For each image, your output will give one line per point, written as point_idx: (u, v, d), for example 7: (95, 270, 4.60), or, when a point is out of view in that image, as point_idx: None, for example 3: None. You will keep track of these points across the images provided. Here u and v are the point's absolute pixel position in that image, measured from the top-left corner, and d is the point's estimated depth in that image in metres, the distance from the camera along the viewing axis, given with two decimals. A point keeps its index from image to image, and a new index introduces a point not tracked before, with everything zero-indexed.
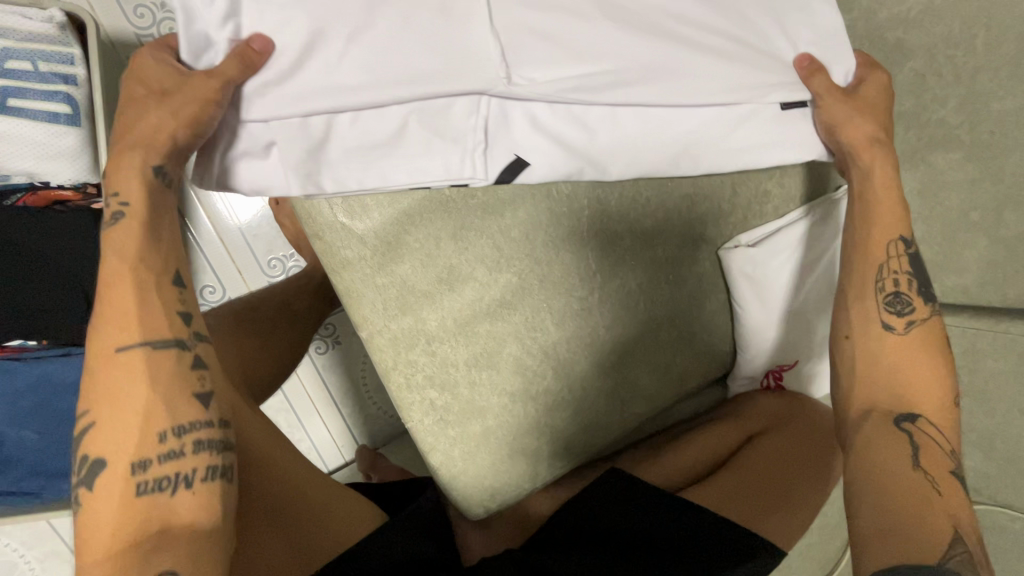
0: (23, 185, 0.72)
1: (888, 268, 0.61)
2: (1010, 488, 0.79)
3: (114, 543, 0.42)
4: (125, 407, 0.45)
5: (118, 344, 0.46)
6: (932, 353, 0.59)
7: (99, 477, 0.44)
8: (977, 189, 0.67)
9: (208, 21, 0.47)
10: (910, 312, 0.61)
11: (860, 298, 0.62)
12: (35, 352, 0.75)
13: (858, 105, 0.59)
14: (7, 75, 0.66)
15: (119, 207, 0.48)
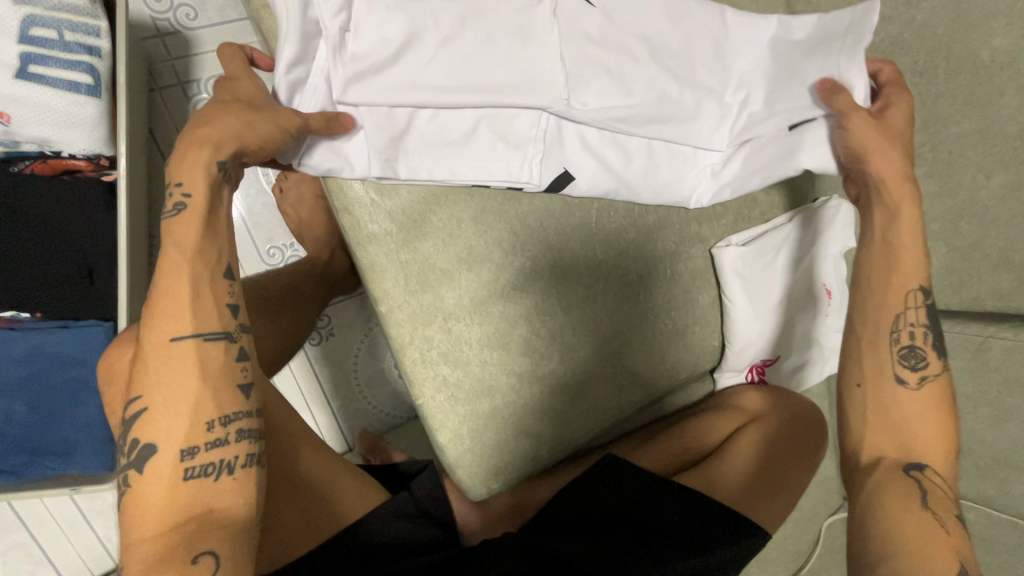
0: (33, 153, 0.72)
1: (905, 320, 0.65)
2: (966, 479, 0.87)
3: (163, 520, 0.48)
4: (177, 396, 0.50)
5: (172, 336, 0.50)
6: (937, 403, 0.63)
7: (149, 460, 0.49)
8: (937, 202, 0.76)
9: (324, 12, 0.54)
10: (923, 368, 0.64)
11: (875, 352, 0.65)
12: (31, 322, 0.72)
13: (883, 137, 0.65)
14: (32, 42, 0.66)
15: (180, 198, 0.51)
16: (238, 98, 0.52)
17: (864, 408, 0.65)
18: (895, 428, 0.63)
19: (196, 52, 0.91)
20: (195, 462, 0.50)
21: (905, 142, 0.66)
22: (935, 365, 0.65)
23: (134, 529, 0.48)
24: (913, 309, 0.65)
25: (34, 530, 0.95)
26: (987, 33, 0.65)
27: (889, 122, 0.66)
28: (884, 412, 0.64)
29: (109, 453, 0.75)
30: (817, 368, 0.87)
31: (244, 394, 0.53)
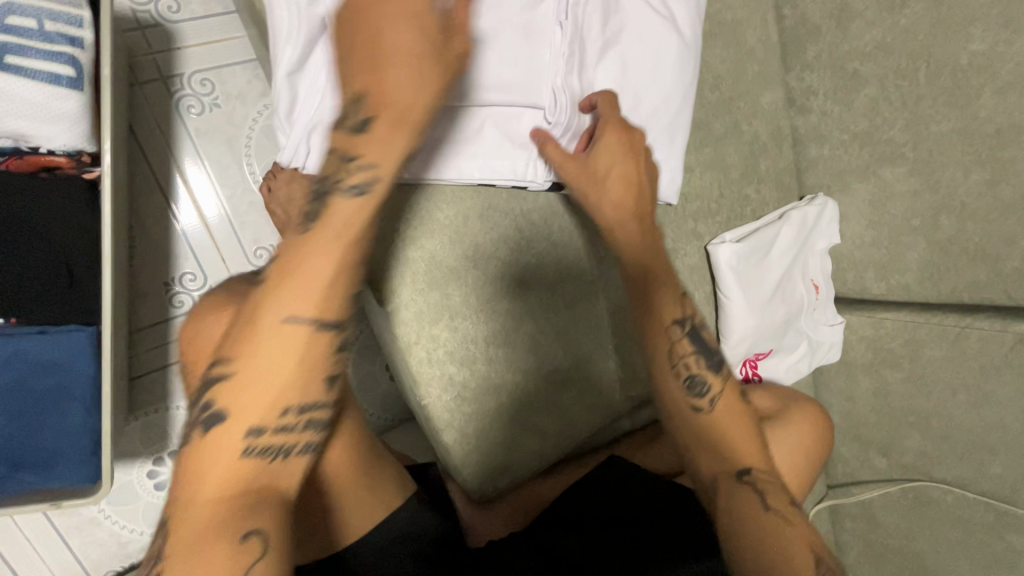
0: (9, 148, 0.68)
1: (677, 354, 0.66)
2: (945, 464, 0.91)
3: (220, 493, 0.44)
4: (269, 374, 0.45)
5: (287, 316, 0.45)
6: (733, 415, 0.65)
7: (219, 425, 0.45)
8: (919, 199, 0.79)
9: None
10: (706, 390, 0.65)
11: (664, 385, 0.66)
12: (7, 328, 0.69)
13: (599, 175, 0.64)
14: (9, 32, 0.63)
15: (361, 180, 0.46)
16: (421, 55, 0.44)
17: (684, 435, 0.65)
18: (715, 454, 0.64)
19: (178, 46, 0.88)
20: (266, 445, 0.46)
21: (626, 175, 0.65)
22: (718, 383, 0.66)
23: (189, 494, 0.44)
24: (676, 338, 0.67)
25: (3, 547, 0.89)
26: (966, 39, 0.69)
27: (598, 169, 0.64)
28: (705, 440, 0.64)
29: (94, 462, 0.72)
30: (806, 361, 0.91)
31: (329, 386, 0.48)
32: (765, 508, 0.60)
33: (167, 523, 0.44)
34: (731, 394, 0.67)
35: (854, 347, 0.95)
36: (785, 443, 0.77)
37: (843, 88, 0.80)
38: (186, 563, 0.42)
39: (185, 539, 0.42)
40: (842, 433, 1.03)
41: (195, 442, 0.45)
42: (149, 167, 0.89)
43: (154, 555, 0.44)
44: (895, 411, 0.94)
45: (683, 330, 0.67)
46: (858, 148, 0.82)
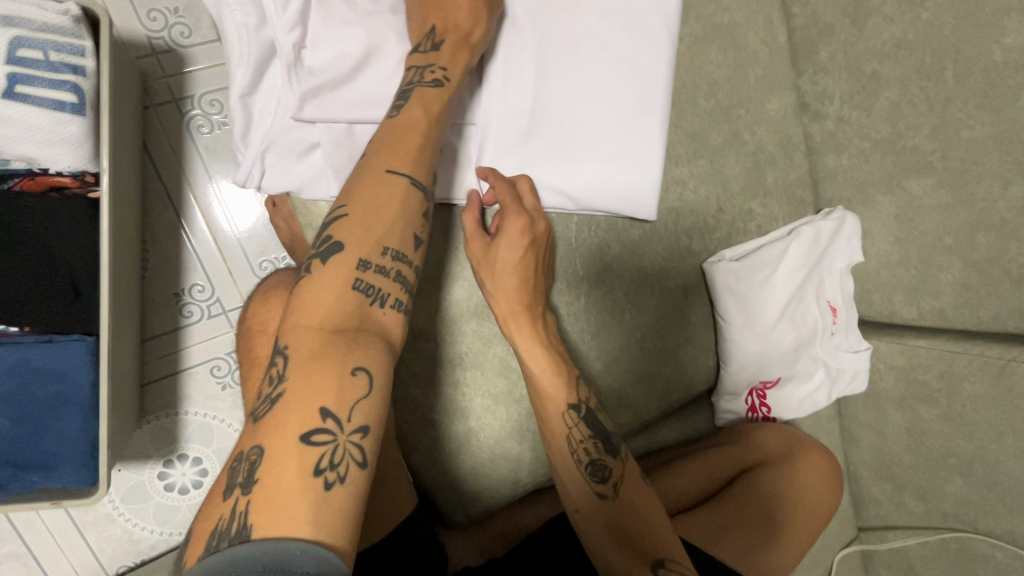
0: (22, 170, 0.73)
1: (575, 439, 0.63)
2: (992, 515, 0.79)
3: (326, 322, 0.49)
4: (379, 213, 0.53)
5: (389, 167, 0.54)
6: (637, 499, 0.62)
7: (334, 256, 0.51)
8: (951, 215, 0.70)
9: (278, 28, 0.57)
10: (606, 474, 0.62)
11: (568, 472, 0.63)
12: (17, 337, 0.73)
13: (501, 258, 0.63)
14: (17, 63, 0.68)
15: (442, 74, 0.57)
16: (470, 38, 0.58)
17: (592, 532, 0.62)
18: (630, 542, 0.60)
19: (188, 69, 0.93)
20: (368, 282, 0.51)
21: (524, 274, 0.64)
22: (619, 467, 0.63)
23: (295, 317, 0.49)
24: (573, 425, 0.63)
25: (29, 540, 0.96)
26: (1000, 32, 0.60)
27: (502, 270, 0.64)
28: (616, 530, 0.61)
29: (92, 466, 0.76)
30: (826, 390, 0.82)
31: (414, 245, 0.55)
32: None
33: (281, 352, 0.48)
34: (631, 476, 0.63)
35: (883, 377, 0.86)
36: (771, 484, 0.77)
37: (861, 92, 0.72)
38: (299, 398, 0.45)
39: (299, 359, 0.47)
40: (873, 471, 0.93)
41: (304, 280, 0.51)
42: (164, 185, 0.94)
43: (269, 386, 0.47)
44: (932, 451, 0.83)
45: (578, 415, 0.64)
46: (881, 157, 0.74)
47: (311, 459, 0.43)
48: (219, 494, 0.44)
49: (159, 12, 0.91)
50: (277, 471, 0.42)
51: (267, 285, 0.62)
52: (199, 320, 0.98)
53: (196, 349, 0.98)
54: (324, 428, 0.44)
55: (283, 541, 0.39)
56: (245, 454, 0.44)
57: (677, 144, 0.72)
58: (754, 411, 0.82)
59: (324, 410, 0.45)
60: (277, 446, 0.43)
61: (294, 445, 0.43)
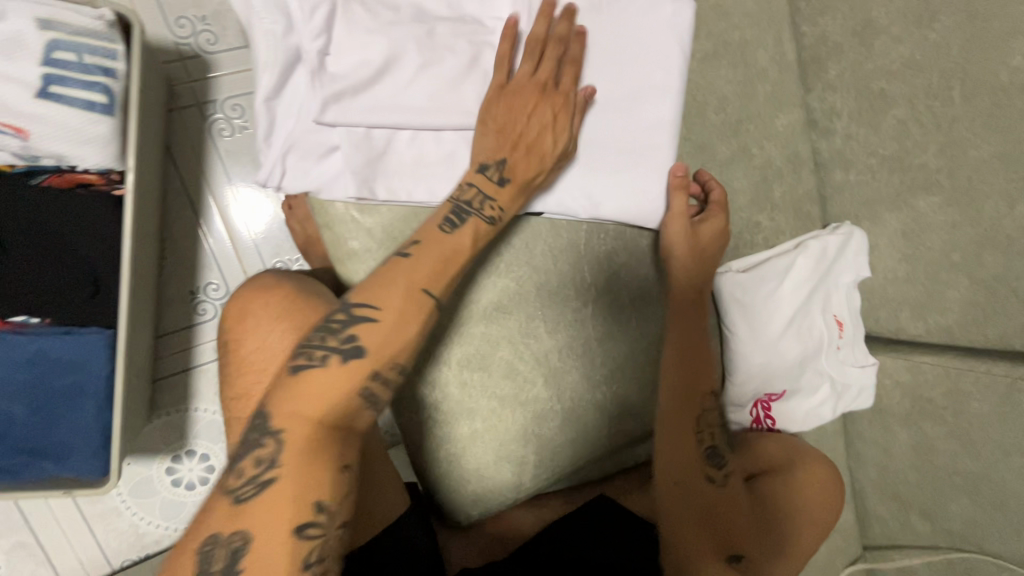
0: (51, 167, 0.75)
1: (706, 426, 0.76)
2: (999, 536, 0.78)
3: (332, 422, 0.52)
4: (405, 328, 0.56)
5: (425, 287, 0.58)
6: (737, 492, 0.77)
7: (353, 362, 0.54)
8: (959, 232, 0.71)
9: (304, 35, 0.58)
10: (721, 461, 0.76)
11: (687, 450, 0.74)
12: (37, 328, 0.75)
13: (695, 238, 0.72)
14: (53, 64, 0.71)
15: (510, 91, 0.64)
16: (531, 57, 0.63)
17: (681, 505, 0.73)
18: (718, 524, 0.74)
19: (213, 75, 0.96)
20: (375, 389, 0.55)
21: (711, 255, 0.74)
22: (730, 459, 0.78)
23: (297, 409, 0.52)
24: (709, 407, 0.76)
25: (36, 531, 0.96)
26: (1006, 54, 0.61)
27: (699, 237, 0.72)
28: (711, 511, 0.74)
29: (103, 458, 0.77)
30: (831, 405, 0.82)
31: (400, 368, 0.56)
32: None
33: (272, 436, 0.51)
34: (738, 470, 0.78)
35: (889, 394, 0.86)
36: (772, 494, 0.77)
37: (869, 110, 0.74)
38: (294, 490, 0.50)
39: (294, 452, 0.51)
40: (878, 488, 0.92)
41: (316, 368, 0.53)
42: (183, 186, 0.97)
43: (257, 467, 0.50)
44: (938, 469, 0.82)
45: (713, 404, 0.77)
46: (888, 174, 0.75)
47: (297, 553, 0.49)
48: (191, 567, 0.47)
49: (187, 19, 0.94)
50: (264, 560, 0.48)
51: (239, 300, 0.62)
52: (212, 318, 1.00)
53: (208, 346, 1.00)
54: (314, 523, 0.50)
55: None
56: (223, 537, 0.48)
57: (685, 156, 0.73)
58: (758, 422, 0.82)
59: (317, 503, 0.50)
60: (266, 538, 0.48)
61: (285, 536, 0.49)
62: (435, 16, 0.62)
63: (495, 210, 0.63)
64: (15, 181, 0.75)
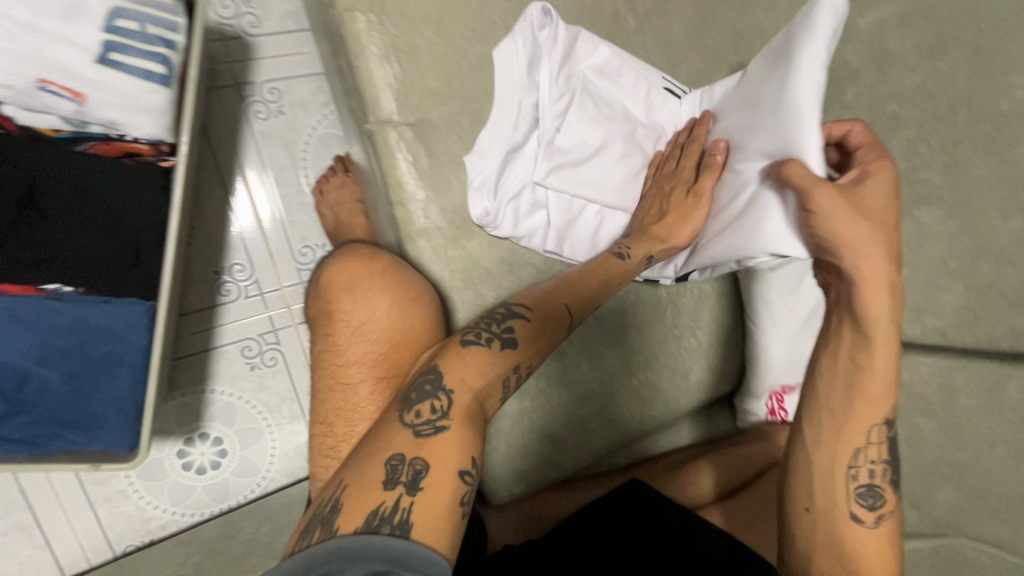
0: (99, 135, 0.76)
1: (864, 455, 0.62)
2: (980, 522, 0.87)
3: (481, 397, 0.55)
4: (545, 333, 0.59)
5: (565, 300, 0.62)
6: (888, 546, 0.61)
7: (506, 352, 0.57)
8: (956, 242, 0.80)
9: (546, 112, 0.66)
10: (876, 504, 0.61)
11: (830, 474, 0.62)
12: (75, 295, 0.74)
13: (856, 206, 0.54)
14: (114, 31, 0.70)
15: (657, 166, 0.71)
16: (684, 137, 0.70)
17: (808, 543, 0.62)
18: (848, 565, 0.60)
19: (254, 57, 0.97)
20: (511, 383, 0.57)
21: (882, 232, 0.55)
22: (891, 504, 0.62)
23: (463, 375, 0.54)
24: (875, 440, 0.62)
25: (38, 512, 0.92)
26: (1007, 85, 0.72)
27: (861, 200, 0.55)
28: (842, 556, 0.60)
29: (134, 432, 0.76)
30: None
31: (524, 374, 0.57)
32: None
33: (445, 391, 0.53)
34: (896, 528, 0.61)
35: (886, 392, 0.92)
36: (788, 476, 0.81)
37: (882, 130, 0.82)
38: (456, 444, 0.51)
39: (465, 408, 0.53)
40: None
41: (472, 348, 0.56)
42: (217, 164, 0.96)
43: (430, 414, 0.52)
44: (927, 461, 0.90)
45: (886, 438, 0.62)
46: (897, 188, 0.82)
47: (459, 490, 0.49)
48: (374, 480, 0.48)
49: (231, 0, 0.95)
50: (438, 491, 0.48)
51: (345, 269, 0.63)
52: (235, 299, 0.99)
53: (229, 327, 0.99)
54: (470, 471, 0.51)
55: (434, 554, 0.45)
56: (407, 459, 0.49)
57: None
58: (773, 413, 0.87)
59: (476, 457, 0.52)
60: (443, 468, 0.49)
61: (450, 476, 0.50)
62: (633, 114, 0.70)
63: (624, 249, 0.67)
64: (58, 145, 0.74)
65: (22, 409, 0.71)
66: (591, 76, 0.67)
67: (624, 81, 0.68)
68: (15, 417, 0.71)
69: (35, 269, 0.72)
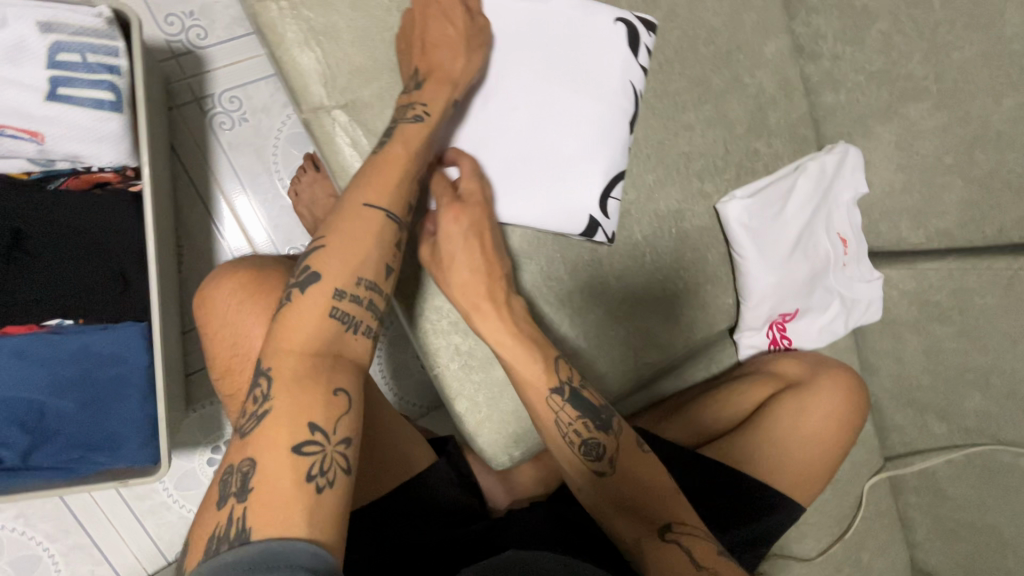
0: (67, 170, 0.78)
1: (563, 422, 0.63)
2: (1012, 426, 0.82)
3: (308, 348, 0.54)
4: (354, 248, 0.57)
5: (366, 202, 0.58)
6: (641, 469, 0.63)
7: (312, 287, 0.56)
8: (949, 134, 0.74)
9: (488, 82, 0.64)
10: (602, 452, 0.63)
11: (561, 451, 0.64)
12: (74, 327, 0.77)
13: (460, 251, 0.62)
14: (58, 66, 0.72)
15: (422, 111, 0.59)
16: (462, 36, 0.60)
17: (605, 499, 0.62)
18: (636, 511, 0.61)
19: (208, 69, 0.98)
20: (344, 312, 0.56)
21: (469, 262, 0.62)
22: (613, 440, 0.64)
23: (279, 341, 0.54)
24: (561, 409, 0.63)
25: (91, 531, 0.99)
26: None
27: (442, 258, 0.62)
28: (623, 504, 0.62)
29: (153, 446, 0.80)
30: (842, 320, 0.87)
31: (386, 275, 0.59)
32: (690, 557, 0.58)
33: (264, 374, 0.53)
34: (629, 444, 0.64)
35: (896, 303, 0.89)
36: (800, 406, 0.78)
37: (853, 28, 0.77)
38: (288, 414, 0.51)
39: (285, 381, 0.52)
40: (894, 398, 0.96)
41: (289, 306, 0.55)
42: (192, 182, 0.98)
43: (254, 405, 0.52)
44: (949, 369, 0.86)
45: (564, 397, 0.63)
46: (877, 88, 0.78)
47: (303, 466, 0.49)
48: (214, 500, 0.49)
49: (175, 16, 0.95)
50: (272, 477, 0.48)
51: (218, 290, 0.63)
52: None
53: None
54: (313, 439, 0.50)
55: (282, 541, 0.45)
56: (238, 466, 0.49)
57: (683, 91, 0.75)
58: (776, 343, 0.86)
59: (312, 424, 0.51)
60: (270, 457, 0.49)
61: (286, 455, 0.49)
62: (583, 52, 0.66)
63: (421, 110, 0.59)
64: (32, 187, 0.76)
65: (47, 439, 0.75)
66: (532, 24, 0.64)
67: (579, 32, 0.66)
68: (41, 446, 0.75)
69: (36, 309, 0.76)
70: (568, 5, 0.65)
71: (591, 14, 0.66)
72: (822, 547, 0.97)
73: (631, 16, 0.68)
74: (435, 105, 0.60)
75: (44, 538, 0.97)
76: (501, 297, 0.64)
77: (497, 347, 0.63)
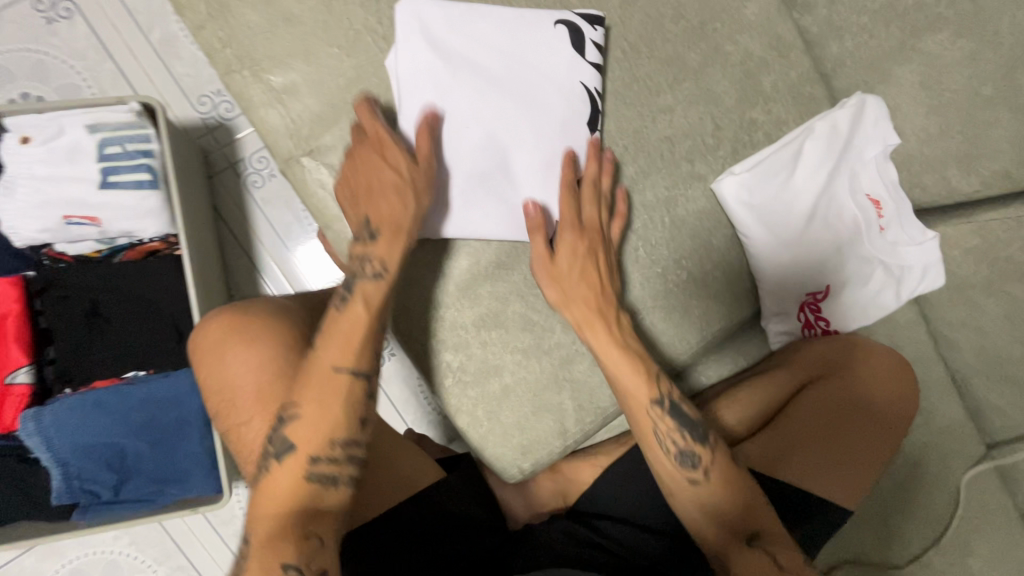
0: (125, 245, 0.91)
1: (662, 431, 0.65)
2: None
3: (305, 444, 0.58)
4: (344, 350, 0.60)
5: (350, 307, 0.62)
6: (729, 476, 0.64)
7: (309, 388, 0.59)
8: (981, 61, 0.67)
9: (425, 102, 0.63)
10: (697, 461, 0.64)
11: (657, 456, 0.66)
12: (143, 377, 0.89)
13: (579, 273, 0.67)
14: (107, 159, 0.85)
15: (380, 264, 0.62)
16: (405, 182, 0.61)
17: (700, 507, 0.64)
18: (728, 522, 0.63)
19: (237, 136, 1.10)
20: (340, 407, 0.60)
21: (585, 274, 0.67)
22: (708, 450, 0.65)
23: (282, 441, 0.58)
24: (658, 418, 0.65)
25: (187, 553, 1.12)
26: None
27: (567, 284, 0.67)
28: (717, 515, 0.63)
29: (215, 477, 0.90)
30: (892, 291, 0.76)
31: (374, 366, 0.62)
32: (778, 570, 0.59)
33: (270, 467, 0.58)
34: (723, 459, 0.65)
35: (961, 264, 0.77)
36: (834, 401, 0.73)
37: None
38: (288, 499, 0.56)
39: (287, 473, 0.57)
40: (985, 376, 0.81)
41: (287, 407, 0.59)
42: (235, 238, 1.10)
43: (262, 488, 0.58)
44: None
45: (663, 409, 0.66)
46: (885, 27, 0.71)
47: (300, 541, 0.54)
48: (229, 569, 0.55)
49: (206, 97, 1.08)
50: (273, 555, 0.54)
51: (212, 337, 0.63)
52: None
53: None
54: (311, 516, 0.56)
55: None
56: (246, 543, 0.55)
57: (655, 73, 0.71)
58: (810, 326, 0.77)
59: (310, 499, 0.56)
60: (274, 532, 0.55)
61: (287, 533, 0.55)
62: (528, 60, 0.66)
63: (377, 264, 0.62)
64: (102, 262, 0.90)
65: (130, 476, 0.88)
66: (469, 42, 0.65)
67: (517, 39, 0.66)
68: (127, 483, 0.88)
69: (116, 363, 0.90)
70: (505, 16, 0.66)
71: (530, 23, 0.66)
72: (914, 552, 0.84)
73: (574, 15, 0.68)
74: (391, 258, 0.62)
75: (152, 561, 1.11)
76: (611, 314, 0.68)
77: (605, 361, 0.66)
